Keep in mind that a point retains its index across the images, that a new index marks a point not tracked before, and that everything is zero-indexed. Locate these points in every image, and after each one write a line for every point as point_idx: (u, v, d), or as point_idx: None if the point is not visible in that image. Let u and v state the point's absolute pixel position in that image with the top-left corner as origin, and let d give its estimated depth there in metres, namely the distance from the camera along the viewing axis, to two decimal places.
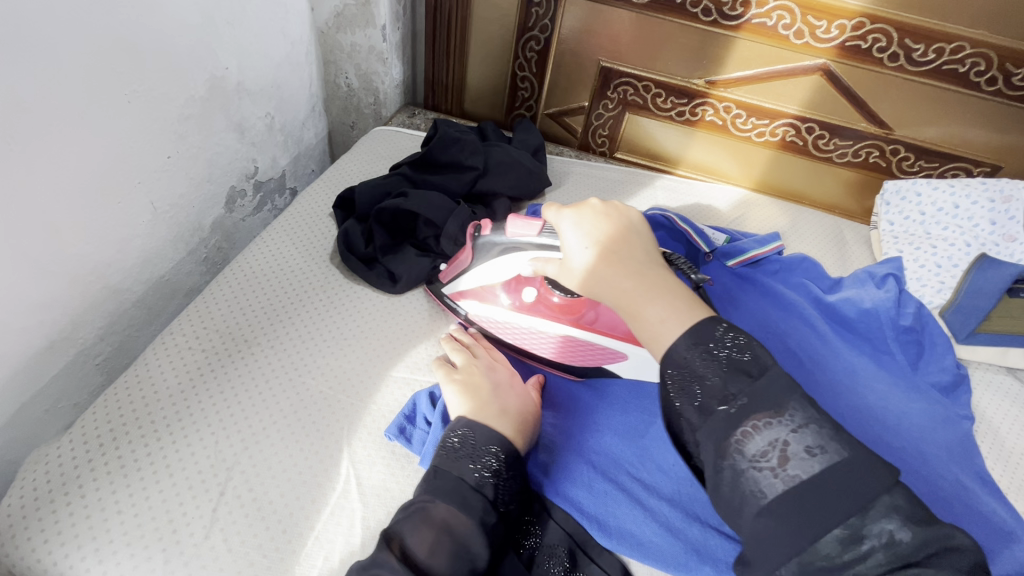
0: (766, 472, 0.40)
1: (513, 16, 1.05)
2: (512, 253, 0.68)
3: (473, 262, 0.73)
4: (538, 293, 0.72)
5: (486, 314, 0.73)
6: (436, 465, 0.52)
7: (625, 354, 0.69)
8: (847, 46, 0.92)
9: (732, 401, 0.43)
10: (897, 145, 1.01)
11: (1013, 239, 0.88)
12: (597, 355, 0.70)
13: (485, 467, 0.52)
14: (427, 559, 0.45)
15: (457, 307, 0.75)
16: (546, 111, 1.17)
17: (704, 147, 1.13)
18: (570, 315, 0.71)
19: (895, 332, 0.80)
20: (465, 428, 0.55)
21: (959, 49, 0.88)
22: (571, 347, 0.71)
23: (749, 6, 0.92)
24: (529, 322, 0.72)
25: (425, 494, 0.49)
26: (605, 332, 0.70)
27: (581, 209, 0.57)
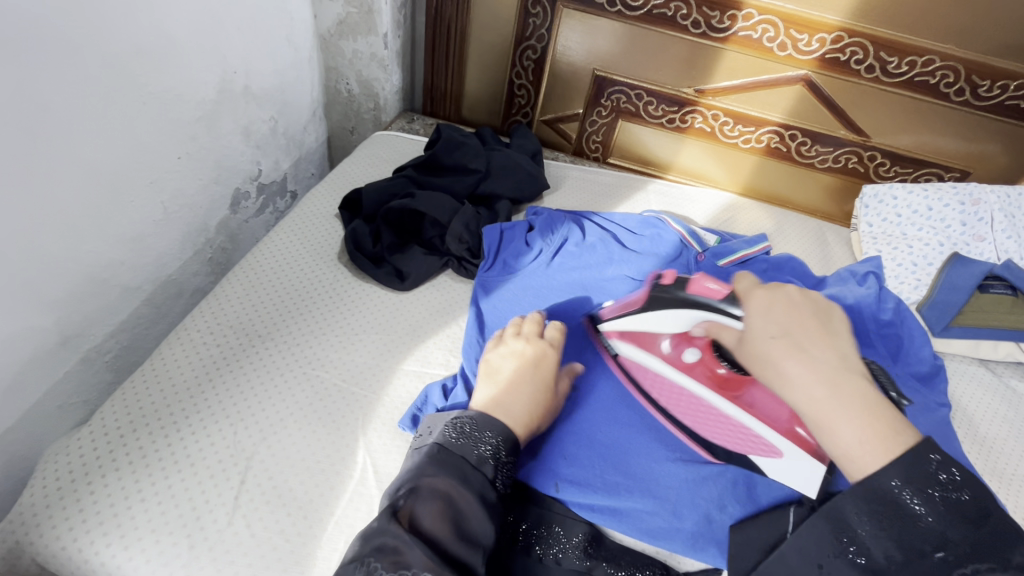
0: None
1: (510, 26, 1.09)
2: (685, 313, 0.75)
3: (640, 309, 0.77)
4: (699, 356, 0.72)
5: (642, 362, 0.72)
6: (438, 441, 0.55)
7: (781, 451, 0.64)
8: (827, 58, 0.98)
9: (946, 549, 0.45)
10: (874, 152, 1.07)
11: (983, 240, 0.93)
12: (748, 443, 0.65)
13: (486, 449, 0.54)
14: (431, 526, 0.48)
15: (612, 345, 0.74)
16: (541, 118, 1.21)
17: (693, 153, 1.18)
18: (729, 392, 0.69)
19: (878, 326, 0.84)
20: (471, 416, 0.57)
21: (929, 62, 0.94)
22: (716, 420, 0.67)
23: (736, 19, 0.97)
24: (690, 382, 0.71)
25: (431, 467, 0.52)
26: (766, 420, 0.67)
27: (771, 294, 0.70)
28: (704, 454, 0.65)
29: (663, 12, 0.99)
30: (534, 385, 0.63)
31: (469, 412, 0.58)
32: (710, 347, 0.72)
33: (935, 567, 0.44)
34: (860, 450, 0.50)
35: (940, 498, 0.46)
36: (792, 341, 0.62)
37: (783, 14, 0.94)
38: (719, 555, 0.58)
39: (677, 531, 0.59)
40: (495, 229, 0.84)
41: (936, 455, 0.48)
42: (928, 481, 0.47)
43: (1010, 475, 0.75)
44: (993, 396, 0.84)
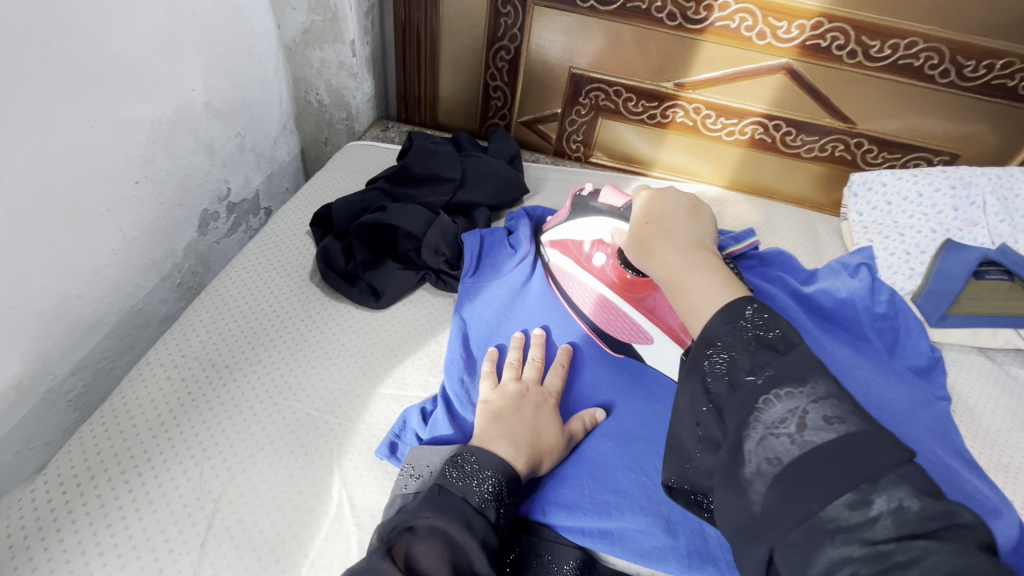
0: (782, 438, 0.36)
1: (481, 27, 1.05)
2: (605, 220, 0.71)
3: (569, 216, 0.76)
4: (606, 259, 0.72)
5: (559, 261, 0.77)
6: (438, 483, 0.51)
7: (652, 340, 0.70)
8: (807, 45, 0.95)
9: (760, 370, 0.39)
10: (861, 139, 1.05)
11: (976, 224, 0.91)
12: (628, 329, 0.72)
13: (487, 490, 0.51)
14: (429, 571, 0.43)
15: (546, 254, 0.79)
16: (519, 120, 1.18)
17: (676, 148, 1.15)
18: (633, 293, 0.72)
19: (872, 318, 0.82)
20: (474, 454, 0.54)
21: (912, 44, 0.91)
22: (617, 318, 0.72)
23: (712, 9, 0.94)
24: (590, 278, 0.74)
25: (428, 510, 0.47)
26: (654, 319, 0.70)
27: (668, 190, 0.59)
28: (596, 338, 0.73)
29: (638, 6, 0.96)
30: (535, 420, 0.60)
31: (469, 447, 0.55)
32: (618, 253, 0.70)
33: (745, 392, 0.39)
34: (704, 298, 0.45)
35: (748, 331, 0.41)
36: (657, 221, 0.53)
37: (760, 2, 0.91)
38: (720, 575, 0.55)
39: (673, 549, 0.56)
40: (474, 236, 0.80)
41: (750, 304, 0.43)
42: (741, 321, 0.41)
43: (1016, 468, 0.72)
44: (994, 386, 0.82)
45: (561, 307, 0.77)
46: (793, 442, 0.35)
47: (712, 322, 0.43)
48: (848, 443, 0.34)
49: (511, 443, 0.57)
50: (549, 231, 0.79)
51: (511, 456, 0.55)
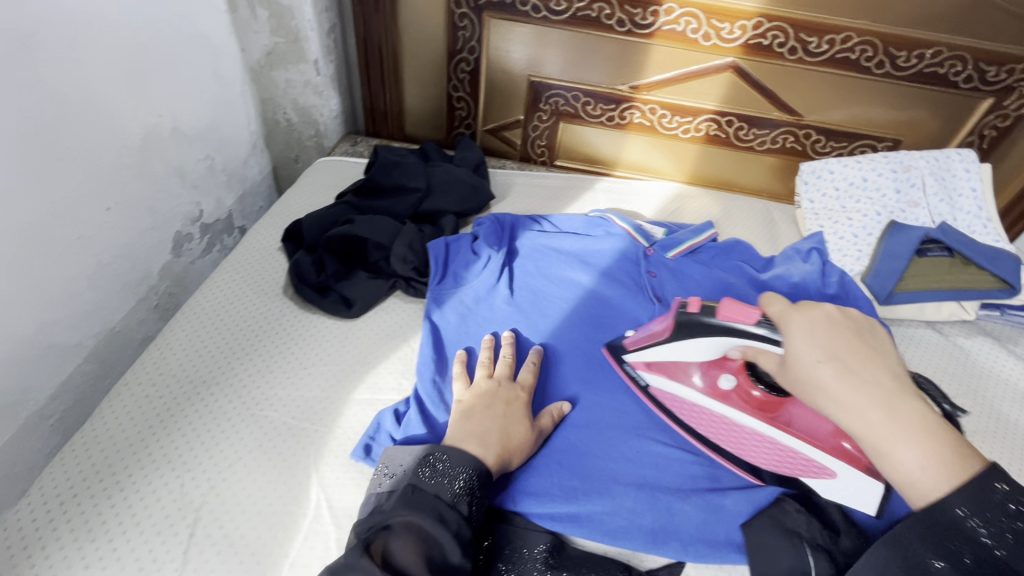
0: None
1: (440, 41, 1.09)
2: (719, 339, 0.69)
3: (665, 338, 0.72)
4: (735, 381, 0.70)
5: (673, 391, 0.73)
6: (413, 482, 0.54)
7: (836, 473, 0.63)
8: (750, 44, 1.00)
9: (1001, 542, 0.41)
10: (809, 129, 1.10)
11: (917, 205, 0.95)
12: (796, 464, 0.66)
13: (459, 486, 0.54)
14: (405, 564, 0.47)
15: (637, 376, 0.74)
16: (484, 128, 1.21)
17: (637, 148, 1.19)
18: (767, 414, 0.69)
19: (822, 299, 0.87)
20: (446, 453, 0.56)
21: (847, 38, 0.96)
22: (757, 445, 0.68)
23: (658, 14, 0.98)
24: (721, 407, 0.70)
25: (402, 509, 0.51)
26: (811, 440, 0.66)
27: (803, 310, 0.57)
28: (751, 478, 0.66)
29: (588, 13, 1.00)
30: (505, 420, 0.64)
31: (440, 446, 0.58)
32: (746, 370, 0.70)
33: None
34: (926, 478, 0.45)
35: (1005, 512, 0.42)
36: (833, 361, 0.51)
37: (702, 5, 0.96)
38: (683, 549, 0.60)
39: (637, 527, 0.61)
40: (441, 243, 0.84)
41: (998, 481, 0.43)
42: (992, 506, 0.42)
43: (963, 432, 0.77)
44: (941, 357, 0.87)
45: (530, 313, 0.84)
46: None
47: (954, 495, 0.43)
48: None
49: (490, 441, 0.61)
50: (632, 352, 0.75)
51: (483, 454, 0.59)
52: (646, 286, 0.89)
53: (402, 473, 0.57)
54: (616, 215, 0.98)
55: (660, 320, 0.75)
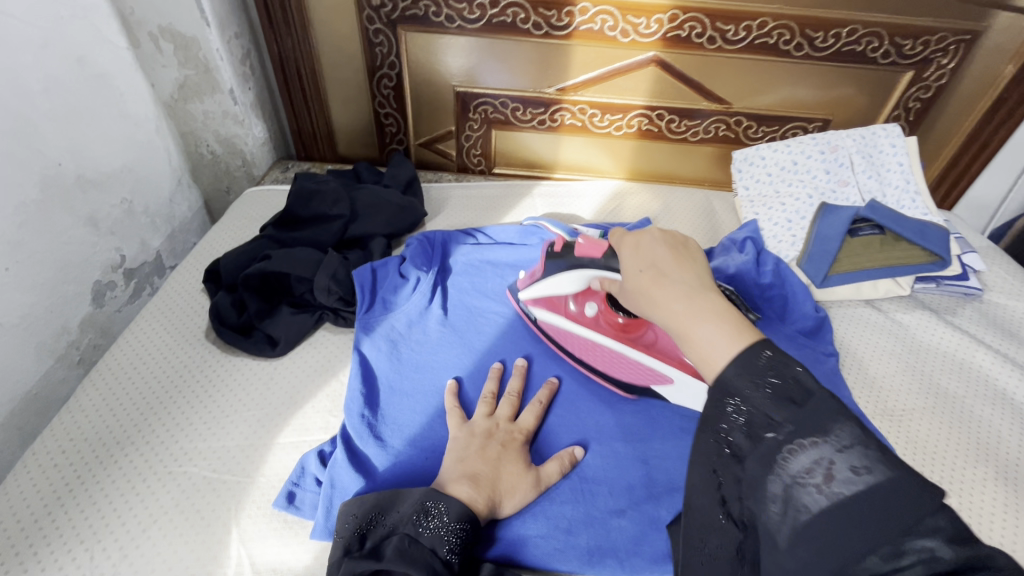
0: (810, 489, 0.33)
1: (359, 58, 1.06)
2: (575, 275, 0.72)
3: (540, 279, 0.77)
4: (600, 309, 0.77)
5: (551, 321, 0.79)
6: (409, 532, 0.53)
7: (672, 379, 0.70)
8: (669, 37, 0.99)
9: (778, 425, 0.36)
10: (739, 117, 1.10)
11: (846, 184, 0.95)
12: (645, 375, 0.72)
13: (453, 538, 0.53)
14: None
15: (529, 309, 0.81)
16: (417, 142, 1.19)
17: (572, 149, 1.18)
18: (629, 335, 0.75)
19: (758, 289, 0.86)
20: (443, 502, 0.55)
21: (764, 24, 0.96)
22: (619, 363, 0.74)
23: (573, 15, 0.97)
24: (588, 332, 0.76)
25: (397, 565, 0.50)
26: (660, 355, 0.72)
27: (638, 233, 0.54)
28: (605, 382, 0.75)
29: (503, 19, 0.98)
30: (503, 465, 0.61)
31: (439, 494, 0.55)
32: (607, 300, 0.76)
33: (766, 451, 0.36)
34: (715, 350, 0.41)
35: (768, 385, 0.37)
36: (651, 269, 0.49)
37: (615, 2, 0.95)
38: (619, 566, 0.59)
39: (572, 547, 0.60)
40: (366, 269, 0.82)
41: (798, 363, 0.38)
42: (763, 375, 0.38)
43: (901, 412, 0.76)
44: (880, 335, 0.87)
45: (464, 334, 0.81)
46: (820, 493, 0.33)
47: (731, 374, 0.39)
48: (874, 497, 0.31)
49: (470, 482, 0.58)
50: (522, 293, 0.81)
51: (472, 497, 0.56)
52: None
53: (397, 515, 0.55)
54: (550, 221, 0.96)
55: (539, 264, 0.80)
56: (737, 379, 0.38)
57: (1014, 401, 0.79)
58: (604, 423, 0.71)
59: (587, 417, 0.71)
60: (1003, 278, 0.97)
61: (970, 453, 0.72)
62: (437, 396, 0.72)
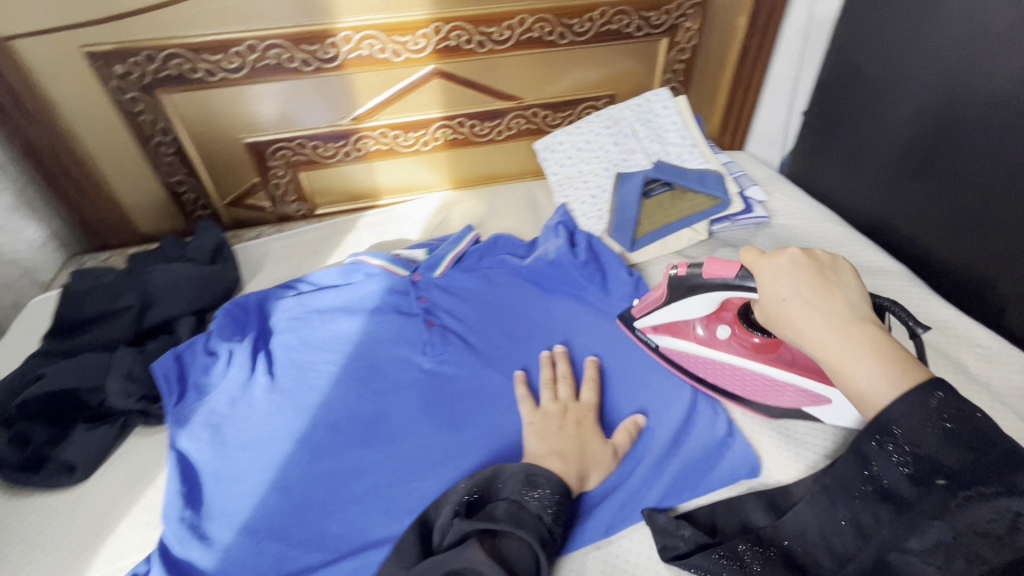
0: (990, 537, 0.42)
1: (125, 131, 0.98)
2: (699, 301, 0.74)
3: (666, 303, 0.77)
4: (732, 330, 0.77)
5: (679, 347, 0.79)
6: (515, 500, 0.59)
7: (830, 399, 0.69)
8: (441, 48, 1.01)
9: (966, 488, 0.43)
10: (534, 109, 1.14)
11: (635, 151, 1.03)
12: (793, 396, 0.72)
13: (550, 503, 0.59)
14: (513, 563, 0.54)
15: (648, 339, 0.81)
16: (223, 202, 1.12)
17: (388, 172, 1.17)
18: (764, 353, 0.75)
19: (580, 270, 0.90)
20: (541, 475, 0.61)
21: (522, 21, 1.01)
22: (765, 385, 0.74)
23: (338, 45, 0.96)
24: (722, 356, 0.76)
25: (511, 525, 0.56)
26: (806, 372, 0.71)
27: (775, 256, 0.57)
28: (743, 407, 0.74)
29: (267, 62, 0.95)
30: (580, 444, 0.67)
31: (538, 465, 0.62)
32: (739, 317, 0.77)
33: (941, 493, 0.43)
34: (871, 387, 0.46)
35: (948, 426, 0.43)
36: (800, 299, 0.53)
37: (376, 25, 0.95)
38: None
39: None
40: (168, 357, 0.76)
41: (936, 395, 0.44)
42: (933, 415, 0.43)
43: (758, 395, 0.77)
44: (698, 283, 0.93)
45: (295, 394, 0.77)
46: (1003, 544, 0.41)
47: (897, 409, 0.44)
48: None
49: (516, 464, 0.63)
50: (641, 318, 0.81)
51: (564, 469, 0.63)
52: (416, 312, 0.87)
53: (502, 488, 0.61)
54: (370, 256, 0.93)
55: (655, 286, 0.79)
56: (903, 416, 0.44)
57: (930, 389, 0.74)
58: (448, 442, 0.72)
59: (429, 442, 0.72)
60: (784, 203, 1.09)
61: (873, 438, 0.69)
62: (268, 471, 0.69)
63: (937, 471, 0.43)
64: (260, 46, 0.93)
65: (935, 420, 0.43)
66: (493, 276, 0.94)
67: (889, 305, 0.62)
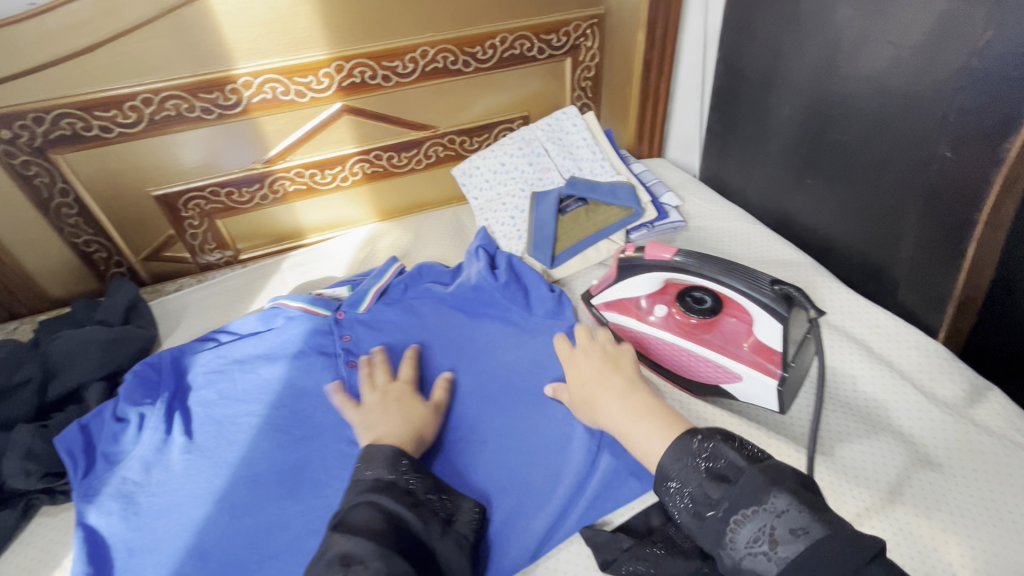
0: (760, 557, 0.43)
1: (20, 196, 0.94)
2: (652, 275, 0.78)
3: (618, 279, 0.83)
4: (672, 312, 0.80)
5: (623, 324, 0.84)
6: (356, 481, 0.58)
7: (742, 375, 0.71)
8: (346, 85, 1.01)
9: (720, 506, 0.46)
10: (450, 136, 1.16)
11: (549, 169, 1.06)
12: (717, 374, 0.74)
13: (395, 472, 0.60)
14: (366, 526, 0.52)
15: (601, 316, 0.88)
16: (139, 258, 1.09)
17: (310, 211, 1.16)
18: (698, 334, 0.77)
19: (502, 292, 0.90)
20: (370, 450, 0.62)
21: (425, 53, 1.03)
22: (694, 364, 0.77)
23: (238, 91, 0.95)
24: (656, 332, 0.80)
25: (353, 500, 0.55)
26: (732, 353, 0.73)
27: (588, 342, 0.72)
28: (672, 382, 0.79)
29: (165, 114, 0.93)
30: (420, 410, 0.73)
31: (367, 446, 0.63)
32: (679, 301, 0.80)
33: (716, 523, 0.46)
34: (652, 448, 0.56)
35: (704, 467, 0.49)
36: (595, 382, 0.66)
37: (275, 69, 0.95)
38: None
39: None
40: (71, 430, 0.72)
41: (695, 436, 0.52)
42: (691, 455, 0.51)
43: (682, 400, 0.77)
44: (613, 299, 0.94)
45: (212, 453, 0.74)
46: (770, 559, 0.43)
47: (666, 461, 0.52)
48: (814, 559, 0.41)
49: None
50: (599, 295, 0.87)
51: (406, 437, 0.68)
52: (338, 353, 0.85)
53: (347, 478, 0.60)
54: (288, 296, 0.90)
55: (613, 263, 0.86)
56: (668, 464, 0.51)
57: (878, 411, 0.74)
58: None
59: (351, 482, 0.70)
60: (698, 205, 1.13)
61: (828, 478, 0.67)
62: (185, 537, 0.67)
63: (706, 504, 0.48)
64: (155, 98, 0.91)
65: (700, 463, 0.50)
66: (418, 306, 0.93)
67: (795, 291, 0.66)
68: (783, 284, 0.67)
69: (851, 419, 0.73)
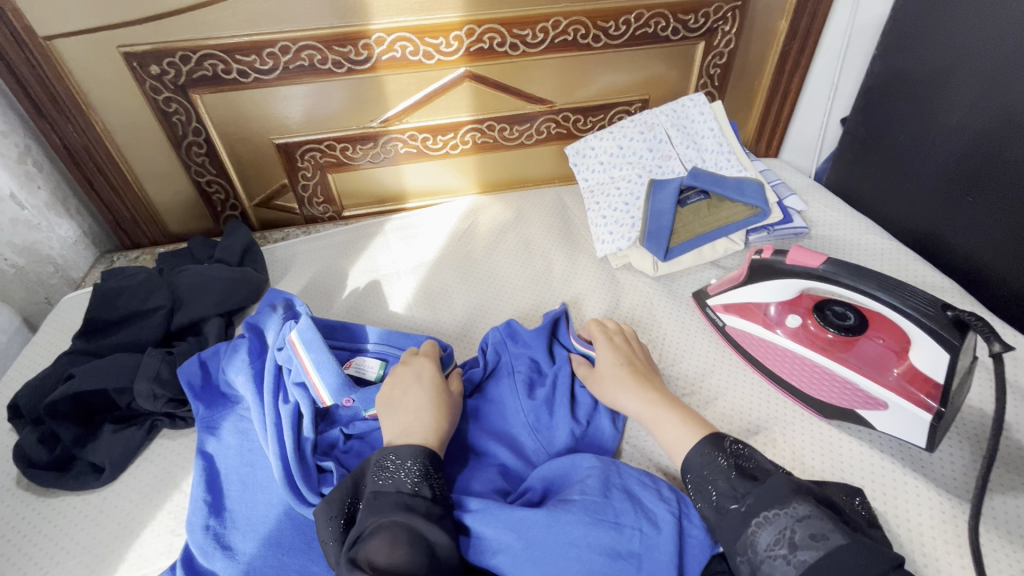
0: (781, 559, 0.47)
1: (157, 129, 0.99)
2: (793, 281, 0.71)
3: (746, 281, 0.78)
4: (808, 324, 0.76)
5: (743, 328, 0.80)
6: (371, 490, 0.54)
7: (887, 404, 0.66)
8: (473, 51, 0.99)
9: (743, 498, 0.52)
10: (565, 113, 1.12)
11: (669, 158, 1.01)
12: (856, 399, 0.69)
13: (412, 475, 0.54)
14: (386, 561, 0.47)
15: (717, 317, 0.84)
16: (252, 204, 1.12)
17: (416, 175, 1.15)
18: (835, 351, 0.73)
19: (527, 411, 0.70)
20: (391, 453, 0.57)
21: (557, 23, 0.99)
22: (825, 380, 0.72)
23: (370, 47, 0.95)
24: (787, 342, 0.76)
25: (370, 517, 0.51)
26: (876, 377, 0.68)
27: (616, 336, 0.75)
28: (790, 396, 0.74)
29: (299, 64, 0.95)
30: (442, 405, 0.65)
31: (387, 447, 0.58)
32: (815, 314, 0.76)
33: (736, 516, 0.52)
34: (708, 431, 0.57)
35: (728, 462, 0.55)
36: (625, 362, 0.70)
37: (409, 27, 0.94)
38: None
39: None
40: (192, 363, 0.74)
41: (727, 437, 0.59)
42: (718, 452, 0.57)
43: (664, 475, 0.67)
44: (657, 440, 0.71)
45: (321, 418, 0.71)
46: (789, 561, 0.47)
47: (695, 454, 0.58)
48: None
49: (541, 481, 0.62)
50: (718, 296, 0.83)
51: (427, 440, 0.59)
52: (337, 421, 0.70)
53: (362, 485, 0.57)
54: (297, 331, 0.68)
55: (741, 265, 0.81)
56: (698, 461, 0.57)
57: None
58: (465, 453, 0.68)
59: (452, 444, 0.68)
60: (823, 213, 1.05)
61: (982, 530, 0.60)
62: None
63: (730, 498, 0.53)
64: (293, 47, 0.92)
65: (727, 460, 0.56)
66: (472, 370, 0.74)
67: (970, 318, 0.58)
68: (956, 311, 0.59)
69: (1008, 469, 0.65)
